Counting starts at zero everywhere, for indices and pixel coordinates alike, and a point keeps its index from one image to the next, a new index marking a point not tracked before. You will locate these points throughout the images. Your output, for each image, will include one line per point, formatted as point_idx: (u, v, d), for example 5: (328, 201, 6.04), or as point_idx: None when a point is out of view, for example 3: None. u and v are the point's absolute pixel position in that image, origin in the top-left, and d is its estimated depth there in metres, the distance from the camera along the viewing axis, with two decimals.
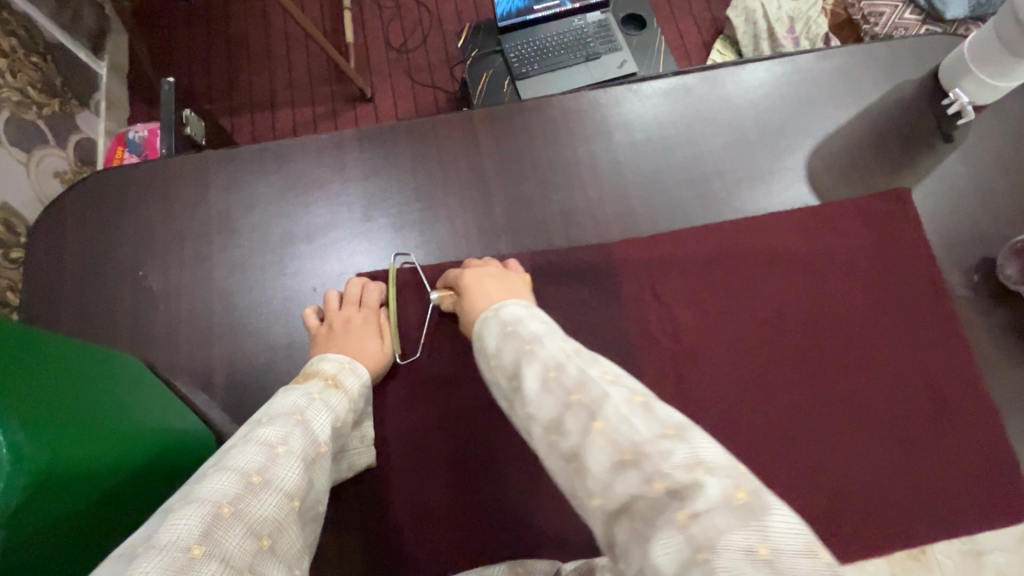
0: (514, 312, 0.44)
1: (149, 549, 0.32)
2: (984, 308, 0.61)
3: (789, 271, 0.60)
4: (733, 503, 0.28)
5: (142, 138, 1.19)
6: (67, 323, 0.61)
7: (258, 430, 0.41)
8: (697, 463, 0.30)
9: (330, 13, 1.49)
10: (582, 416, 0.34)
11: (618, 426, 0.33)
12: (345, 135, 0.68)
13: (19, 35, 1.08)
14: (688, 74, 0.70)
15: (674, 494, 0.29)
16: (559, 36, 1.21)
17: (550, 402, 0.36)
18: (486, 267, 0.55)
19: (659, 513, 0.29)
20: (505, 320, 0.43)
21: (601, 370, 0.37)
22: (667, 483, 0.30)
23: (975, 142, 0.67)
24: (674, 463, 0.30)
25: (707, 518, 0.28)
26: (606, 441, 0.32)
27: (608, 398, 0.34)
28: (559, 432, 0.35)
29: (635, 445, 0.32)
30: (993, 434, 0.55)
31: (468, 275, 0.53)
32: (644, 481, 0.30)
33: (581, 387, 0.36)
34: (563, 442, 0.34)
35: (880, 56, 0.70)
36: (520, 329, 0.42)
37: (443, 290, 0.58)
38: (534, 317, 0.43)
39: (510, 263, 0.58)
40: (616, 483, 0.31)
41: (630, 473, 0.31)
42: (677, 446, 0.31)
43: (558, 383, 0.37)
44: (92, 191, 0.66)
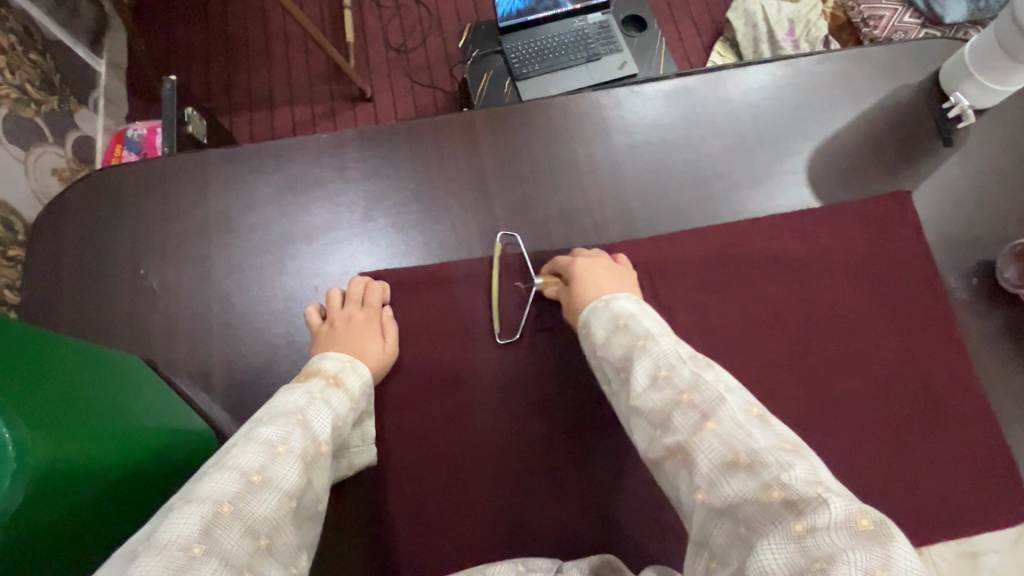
0: (625, 307, 0.48)
1: (148, 548, 0.32)
2: (982, 310, 0.62)
3: (789, 273, 0.60)
4: (855, 527, 0.29)
5: (141, 136, 1.18)
6: (65, 321, 0.61)
7: (259, 429, 0.41)
8: (818, 481, 0.32)
9: (330, 13, 1.49)
10: (694, 417, 0.37)
11: (733, 431, 0.36)
12: (346, 135, 0.68)
13: (17, 32, 1.08)
14: (689, 75, 0.71)
15: (791, 505, 0.31)
16: (559, 37, 1.21)
17: (657, 397, 0.40)
18: (595, 258, 0.57)
19: (772, 520, 0.31)
20: (616, 313, 0.48)
21: (715, 376, 0.40)
22: (785, 493, 0.31)
23: (974, 146, 0.67)
24: (794, 476, 0.32)
25: (825, 533, 0.29)
26: (718, 441, 0.36)
27: (725, 404, 0.37)
28: (664, 427, 0.39)
29: (751, 450, 0.34)
30: (990, 436, 0.55)
31: (580, 264, 0.55)
32: (760, 488, 0.32)
33: (693, 388, 0.39)
34: (667, 437, 0.38)
35: (881, 59, 0.70)
36: (632, 324, 0.46)
37: (549, 276, 0.59)
38: (645, 314, 0.47)
39: (619, 257, 0.59)
40: (725, 483, 0.34)
41: (741, 476, 0.33)
42: (797, 461, 0.33)
43: (667, 381, 0.40)
44: (92, 189, 0.66)
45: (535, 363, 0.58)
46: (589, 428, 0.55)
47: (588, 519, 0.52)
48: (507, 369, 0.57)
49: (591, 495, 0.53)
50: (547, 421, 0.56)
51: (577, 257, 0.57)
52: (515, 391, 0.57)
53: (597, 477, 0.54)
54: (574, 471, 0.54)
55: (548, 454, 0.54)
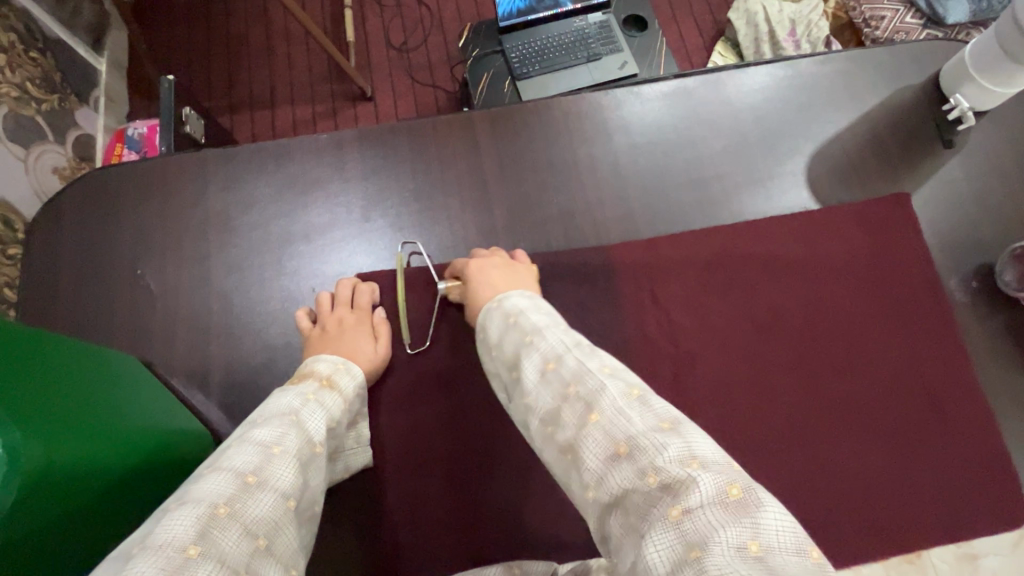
0: (517, 303, 0.46)
1: (144, 550, 0.32)
2: (982, 313, 0.61)
3: (788, 275, 0.60)
4: (726, 499, 0.30)
5: (141, 135, 1.18)
6: (64, 321, 0.61)
7: (253, 430, 0.41)
8: (692, 458, 0.32)
9: (331, 12, 1.49)
10: (579, 409, 0.36)
11: (614, 420, 0.35)
12: (345, 135, 0.68)
13: (18, 30, 1.08)
14: (689, 76, 0.70)
15: (666, 489, 0.31)
16: (560, 37, 1.21)
17: (547, 394, 0.39)
18: (490, 257, 0.56)
19: (652, 507, 0.31)
20: (507, 311, 0.46)
21: (600, 363, 0.39)
22: (661, 477, 0.31)
23: (974, 148, 0.67)
24: (668, 458, 0.32)
25: (700, 514, 0.29)
26: (601, 432, 0.35)
27: (605, 391, 0.36)
28: (555, 423, 0.37)
29: (629, 438, 0.33)
30: (990, 439, 0.55)
31: (474, 265, 0.55)
32: (638, 475, 0.32)
33: (578, 379, 0.38)
34: (560, 434, 0.37)
35: (882, 61, 0.70)
36: (521, 321, 0.44)
37: (451, 280, 0.59)
38: (537, 308, 0.46)
39: (517, 253, 0.58)
40: (609, 476, 0.33)
41: (623, 467, 0.33)
42: (672, 440, 0.33)
43: (556, 375, 0.39)
44: (91, 188, 0.66)
45: None
46: None
47: (586, 520, 0.52)
48: None
49: None
50: None
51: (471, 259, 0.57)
52: None
53: None
54: None
55: None
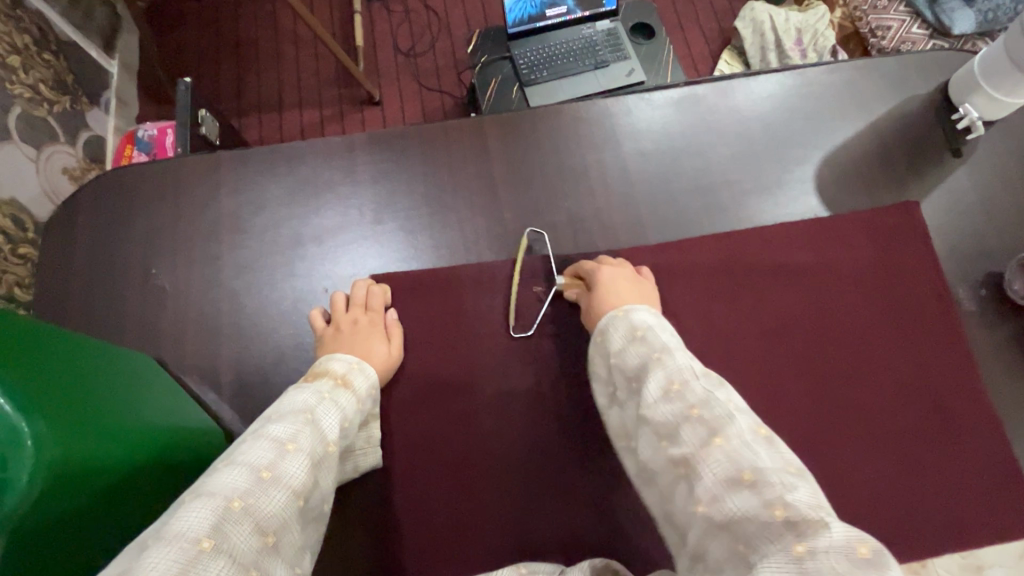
0: (643, 318, 0.48)
1: (159, 540, 0.32)
2: (991, 322, 0.62)
3: (797, 282, 0.60)
4: (854, 554, 0.30)
5: (151, 136, 1.19)
6: (76, 319, 0.62)
7: (268, 426, 0.41)
8: (820, 507, 0.33)
9: (340, 16, 1.50)
10: (702, 432, 0.38)
11: (741, 450, 0.36)
12: (358, 138, 0.68)
13: (32, 33, 1.10)
14: (698, 83, 0.71)
15: (791, 525, 0.32)
16: (567, 44, 1.23)
17: (667, 410, 0.40)
18: (623, 269, 0.57)
19: (771, 539, 0.32)
20: (635, 324, 0.48)
21: (726, 396, 0.40)
22: (788, 513, 0.32)
23: (983, 157, 0.67)
24: (797, 497, 0.33)
25: (825, 556, 0.30)
26: (727, 459, 0.36)
27: (734, 422, 0.37)
28: (671, 440, 0.39)
29: (757, 470, 0.35)
30: (997, 450, 0.55)
31: (608, 272, 0.55)
32: (763, 506, 0.33)
33: (703, 402, 0.39)
34: (672, 448, 0.39)
35: (889, 70, 0.71)
36: (650, 337, 0.46)
37: (570, 278, 0.59)
38: (664, 328, 0.47)
39: (642, 269, 0.59)
40: (728, 500, 0.34)
41: (744, 494, 0.34)
42: (801, 485, 0.34)
43: (679, 396, 0.40)
44: (106, 188, 0.67)
45: (541, 367, 0.58)
46: (594, 435, 0.55)
47: (593, 524, 0.52)
48: (514, 373, 0.58)
49: (597, 501, 0.53)
50: (553, 425, 0.56)
51: (603, 265, 0.57)
52: (522, 396, 0.57)
53: (602, 483, 0.54)
54: (581, 476, 0.54)
55: (554, 460, 0.55)
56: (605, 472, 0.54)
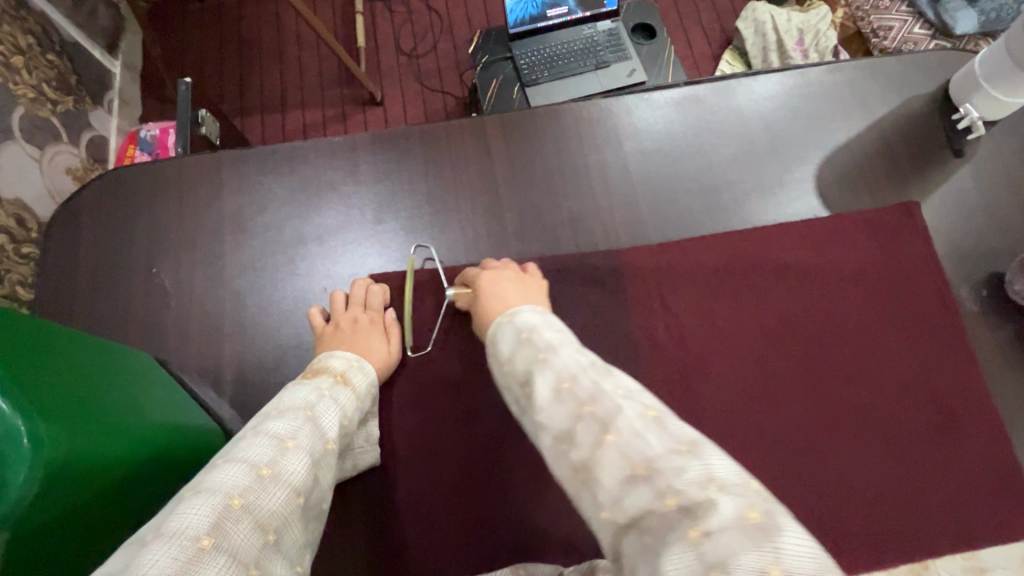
0: (528, 319, 0.46)
1: (160, 537, 0.32)
2: (993, 323, 0.61)
3: (798, 282, 0.60)
4: (745, 522, 0.30)
5: (153, 136, 1.20)
6: (78, 318, 0.62)
7: (269, 423, 0.42)
8: (712, 481, 0.32)
9: (342, 17, 1.50)
10: (595, 429, 0.36)
11: (631, 441, 0.34)
12: (359, 138, 0.68)
13: (35, 33, 1.10)
14: (699, 83, 0.71)
15: (686, 511, 0.31)
16: (569, 44, 1.23)
17: (560, 412, 0.38)
18: (504, 270, 0.56)
19: (672, 529, 0.31)
20: (518, 328, 0.45)
21: (615, 384, 0.38)
22: (679, 499, 0.31)
23: (984, 157, 0.67)
24: (686, 479, 0.32)
25: (720, 537, 0.29)
26: (618, 454, 0.34)
27: (622, 412, 0.36)
28: (570, 442, 0.37)
29: (647, 460, 0.33)
30: (1000, 452, 0.55)
31: (487, 278, 0.55)
32: (656, 497, 0.32)
33: (593, 400, 0.37)
34: (574, 453, 0.36)
35: (891, 70, 0.71)
36: (534, 337, 0.43)
37: (459, 287, 0.59)
38: (549, 325, 0.45)
39: (528, 267, 0.58)
40: (627, 497, 0.33)
41: (640, 488, 0.33)
42: (691, 463, 0.33)
43: (570, 395, 0.38)
44: (108, 188, 0.67)
45: None
46: None
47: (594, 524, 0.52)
48: None
49: None
50: None
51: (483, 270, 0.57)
52: None
53: None
54: None
55: None
56: None
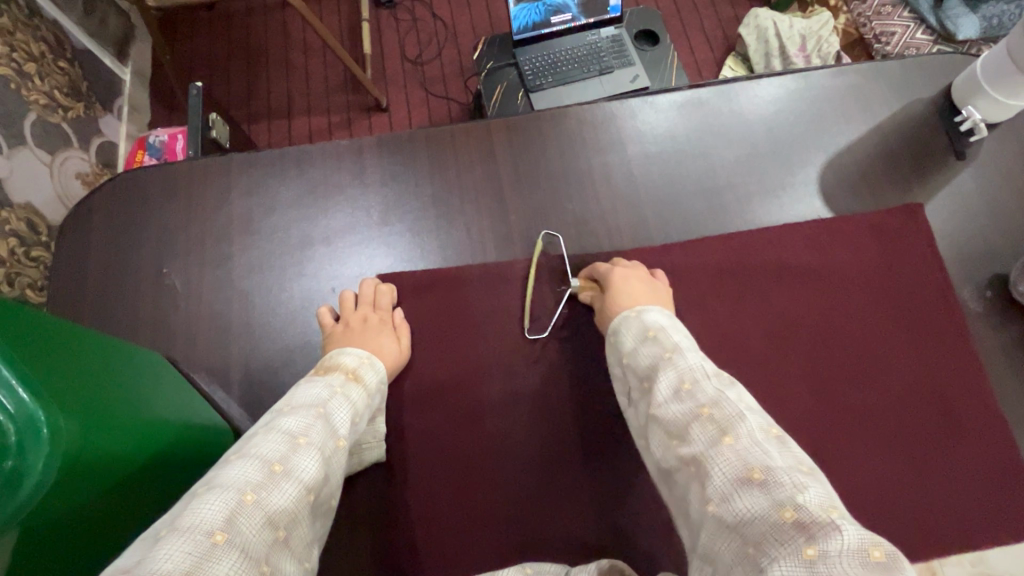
0: (656, 318, 0.49)
1: (173, 532, 0.33)
2: (997, 323, 0.61)
3: (801, 283, 0.61)
4: (866, 558, 0.29)
5: (162, 142, 1.21)
6: (89, 317, 0.63)
7: (281, 419, 0.42)
8: (832, 507, 0.32)
9: (349, 24, 1.52)
10: (712, 430, 0.38)
11: (751, 449, 0.36)
12: (366, 141, 0.69)
13: (48, 41, 1.12)
14: (702, 87, 0.72)
15: (802, 527, 0.31)
16: (572, 50, 1.24)
17: (678, 408, 0.41)
18: (635, 270, 0.57)
19: (782, 541, 0.31)
20: (648, 325, 0.49)
21: (737, 395, 0.41)
22: (798, 514, 0.32)
23: (987, 159, 0.67)
24: (807, 499, 0.32)
25: (838, 560, 0.29)
26: (737, 457, 0.36)
27: (745, 421, 0.38)
28: (681, 437, 0.40)
29: (767, 469, 0.35)
30: (1006, 454, 0.55)
31: (618, 275, 0.56)
32: (773, 506, 0.33)
33: (714, 402, 0.40)
34: (683, 447, 0.39)
35: (893, 74, 0.71)
36: (662, 336, 0.47)
37: (583, 281, 0.60)
38: (676, 329, 0.48)
39: (657, 272, 0.59)
40: (737, 499, 0.34)
41: (755, 493, 0.34)
42: (812, 484, 0.33)
43: (690, 395, 0.41)
44: (119, 190, 0.68)
45: (546, 366, 0.58)
46: (598, 435, 0.56)
47: (597, 524, 0.53)
48: (519, 373, 0.58)
49: (601, 500, 0.53)
50: (558, 424, 0.56)
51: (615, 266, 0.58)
52: (527, 396, 0.57)
53: (606, 483, 0.54)
54: (584, 476, 0.54)
55: (559, 459, 0.55)
56: (610, 470, 0.54)
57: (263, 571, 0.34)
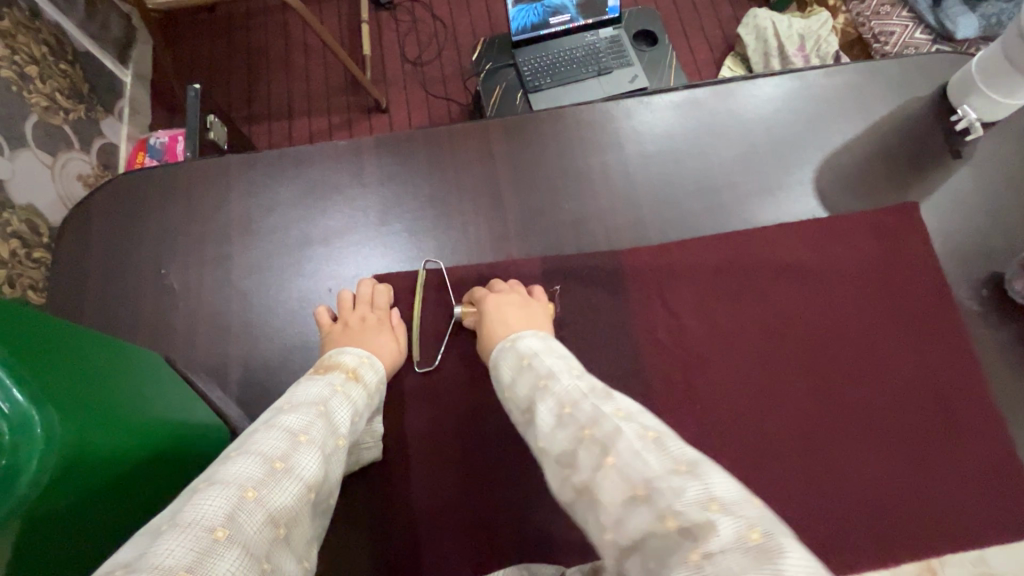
0: (531, 344, 0.47)
1: (175, 527, 0.33)
2: (993, 322, 0.61)
3: (798, 282, 0.61)
4: (746, 543, 0.29)
5: (163, 144, 1.22)
6: (89, 318, 0.63)
7: (282, 417, 0.42)
8: (712, 500, 0.31)
9: (349, 26, 1.53)
10: (595, 452, 0.36)
11: (631, 462, 0.34)
12: (364, 142, 0.70)
13: (49, 44, 1.13)
14: (698, 87, 0.72)
15: (686, 533, 0.30)
16: (571, 51, 1.24)
17: (563, 436, 0.38)
18: (511, 293, 0.57)
19: (671, 552, 0.30)
20: (521, 353, 0.47)
21: (614, 407, 0.38)
22: (680, 522, 0.31)
23: (983, 158, 0.67)
24: (685, 501, 0.31)
25: (722, 559, 0.28)
26: (618, 476, 0.34)
27: (622, 434, 0.36)
28: (571, 466, 0.36)
29: (647, 482, 0.33)
30: (1004, 452, 0.55)
31: (490, 303, 0.55)
32: (658, 518, 0.31)
33: (594, 422, 0.37)
34: (575, 476, 0.36)
35: (889, 73, 0.71)
36: (535, 363, 0.45)
37: (465, 306, 0.60)
38: (549, 351, 0.46)
39: (533, 289, 0.59)
40: (629, 521, 0.32)
41: (640, 510, 0.32)
42: (689, 483, 0.32)
43: (572, 419, 0.39)
44: (119, 191, 0.68)
45: None
46: None
47: None
48: None
49: None
50: None
51: (489, 292, 0.58)
52: None
53: None
54: None
55: None
56: None
57: (264, 568, 0.34)
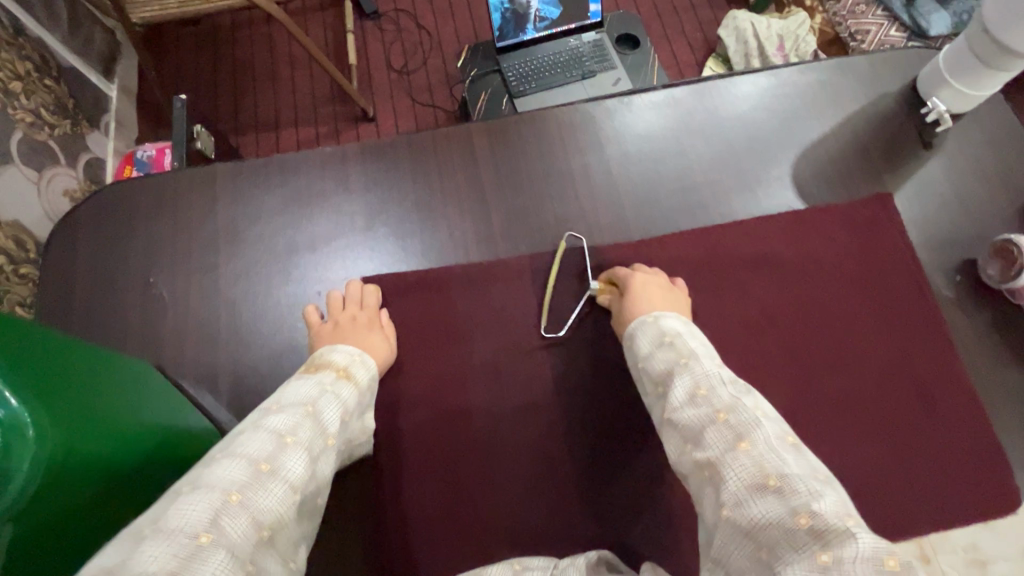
0: (673, 325, 0.51)
1: (159, 532, 0.33)
2: (967, 307, 0.63)
3: (776, 274, 0.62)
4: (882, 566, 0.29)
5: (150, 157, 1.22)
6: (77, 329, 0.63)
7: (268, 418, 0.43)
8: (848, 515, 0.32)
9: (334, 36, 1.54)
10: (728, 436, 0.39)
11: (768, 455, 0.37)
12: (350, 148, 0.70)
13: (33, 60, 1.13)
14: (676, 87, 0.73)
15: (816, 534, 0.31)
16: (555, 55, 1.26)
17: (692, 413, 0.42)
18: (654, 276, 0.58)
19: (796, 547, 0.32)
20: (664, 330, 0.50)
21: (754, 403, 0.41)
22: (813, 522, 0.32)
23: (954, 148, 0.69)
24: (824, 506, 0.33)
25: (850, 568, 0.29)
26: (750, 461, 0.37)
27: (761, 427, 0.38)
28: (696, 442, 0.41)
29: (783, 475, 0.35)
30: (978, 432, 0.56)
31: (639, 281, 0.57)
32: (788, 513, 0.33)
33: (730, 408, 0.41)
34: (698, 451, 0.40)
35: (861, 68, 0.73)
36: (679, 343, 0.49)
37: (605, 284, 0.61)
38: (693, 335, 0.50)
39: (677, 280, 0.60)
40: (753, 504, 0.35)
41: (769, 499, 0.34)
42: (827, 491, 0.34)
43: (706, 400, 0.42)
44: (105, 203, 0.68)
45: (531, 362, 0.60)
46: (582, 428, 0.57)
47: (583, 513, 0.54)
48: (504, 369, 0.59)
49: (586, 490, 0.55)
50: (543, 419, 0.57)
51: (637, 273, 0.59)
52: (512, 392, 0.58)
53: (591, 473, 0.55)
54: (570, 468, 0.55)
55: (546, 452, 0.56)
56: (594, 462, 0.55)
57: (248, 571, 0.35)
